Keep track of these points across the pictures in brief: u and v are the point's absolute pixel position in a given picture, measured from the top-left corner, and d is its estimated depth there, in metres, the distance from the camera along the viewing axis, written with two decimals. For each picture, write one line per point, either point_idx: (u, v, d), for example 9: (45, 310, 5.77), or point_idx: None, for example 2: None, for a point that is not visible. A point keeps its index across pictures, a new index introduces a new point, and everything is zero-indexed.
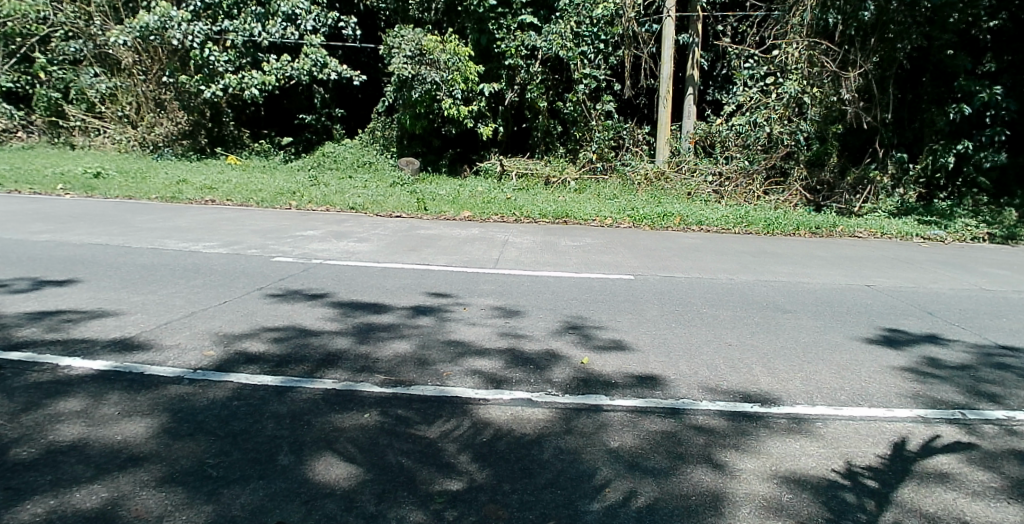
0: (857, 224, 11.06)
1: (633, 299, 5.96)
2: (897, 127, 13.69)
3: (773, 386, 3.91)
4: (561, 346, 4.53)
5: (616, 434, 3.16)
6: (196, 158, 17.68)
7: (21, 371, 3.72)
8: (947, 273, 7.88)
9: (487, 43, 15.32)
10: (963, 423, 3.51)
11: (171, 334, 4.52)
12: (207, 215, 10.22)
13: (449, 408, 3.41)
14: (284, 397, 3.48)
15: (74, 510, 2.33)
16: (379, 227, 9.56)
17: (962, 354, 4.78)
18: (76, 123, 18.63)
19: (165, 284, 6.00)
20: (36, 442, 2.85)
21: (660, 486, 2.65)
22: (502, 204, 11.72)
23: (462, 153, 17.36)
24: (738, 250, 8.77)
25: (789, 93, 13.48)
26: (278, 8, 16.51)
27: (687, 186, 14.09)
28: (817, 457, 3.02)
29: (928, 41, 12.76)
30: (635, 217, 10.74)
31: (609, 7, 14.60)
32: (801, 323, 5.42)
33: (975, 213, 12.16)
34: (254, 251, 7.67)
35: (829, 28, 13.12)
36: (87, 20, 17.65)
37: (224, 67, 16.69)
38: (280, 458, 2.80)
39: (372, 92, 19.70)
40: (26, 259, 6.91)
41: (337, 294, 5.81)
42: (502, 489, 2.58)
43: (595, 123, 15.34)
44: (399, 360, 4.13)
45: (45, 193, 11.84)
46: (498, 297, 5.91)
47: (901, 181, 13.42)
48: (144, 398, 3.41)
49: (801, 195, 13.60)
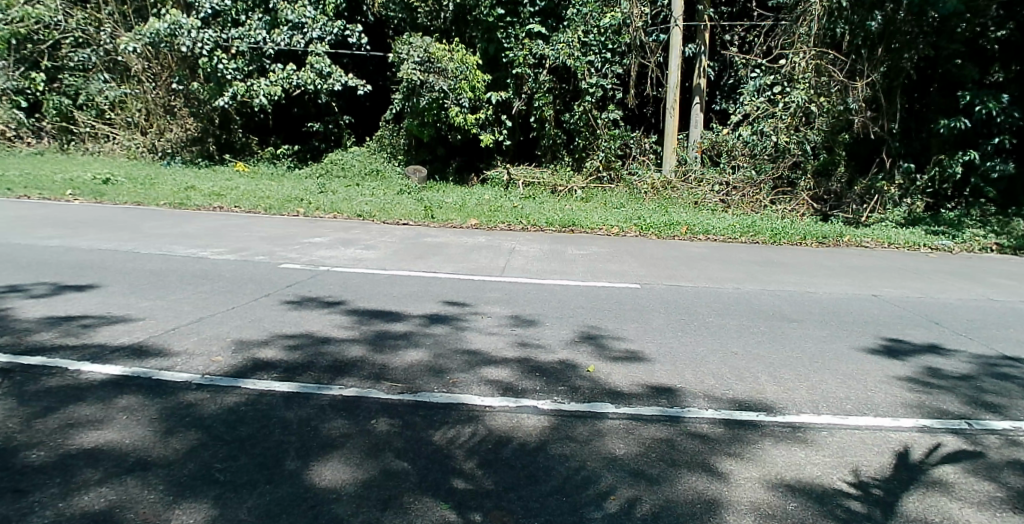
0: (865, 234, 11.04)
1: (639, 308, 5.97)
2: (903, 137, 13.53)
3: (779, 396, 3.92)
4: (570, 356, 4.54)
5: (619, 442, 3.17)
6: (205, 164, 17.85)
7: (32, 376, 3.77)
8: (956, 284, 7.86)
9: (495, 52, 15.60)
10: (968, 433, 3.49)
11: (181, 340, 4.57)
12: (216, 222, 10.31)
13: (455, 415, 3.43)
14: (294, 404, 3.51)
15: (81, 513, 2.35)
16: (387, 235, 9.62)
17: (965, 364, 4.76)
18: (85, 129, 18.84)
19: (174, 290, 6.07)
20: (47, 446, 2.89)
21: (664, 494, 2.66)
22: (509, 212, 11.78)
23: (468, 161, 17.45)
24: (744, 259, 8.78)
25: (795, 102, 13.59)
26: (285, 16, 16.70)
27: (693, 194, 14.17)
28: (823, 466, 3.01)
29: (936, 50, 12.44)
30: (642, 225, 10.78)
31: (615, 16, 14.63)
32: (808, 332, 5.40)
33: (983, 224, 12.02)
34: (262, 258, 7.74)
35: (837, 38, 13.26)
36: (97, 26, 17.97)
37: (233, 74, 16.84)
38: (287, 463, 2.83)
39: (380, 100, 19.89)
40: (35, 263, 7.00)
41: (346, 301, 5.85)
42: (506, 496, 2.59)
43: (601, 132, 15.39)
44: (408, 368, 4.17)
45: (54, 198, 11.98)
46: (506, 305, 5.93)
47: (908, 191, 13.32)
48: (152, 403, 3.44)
49: (808, 204, 13.69)
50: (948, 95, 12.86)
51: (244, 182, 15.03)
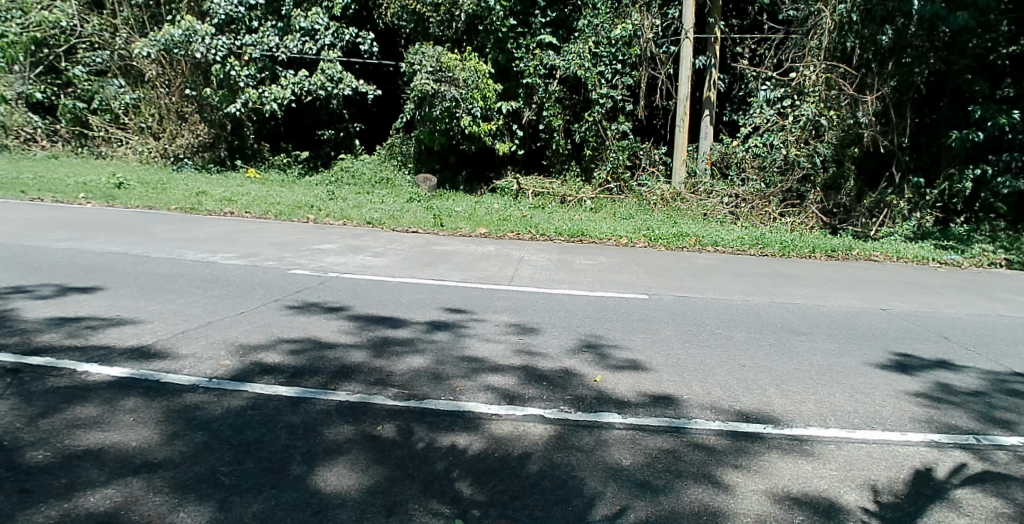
0: (874, 247, 10.98)
1: (648, 319, 5.98)
2: (913, 151, 13.46)
3: (786, 409, 3.91)
4: (575, 364, 4.55)
5: (625, 452, 3.18)
6: (217, 170, 18.08)
7: (40, 376, 3.83)
8: (965, 298, 7.82)
9: (506, 62, 15.70)
10: (977, 449, 3.48)
11: (188, 343, 4.62)
12: (226, 226, 10.41)
13: (461, 422, 3.45)
14: (299, 409, 3.54)
15: (85, 514, 2.38)
16: (396, 243, 9.66)
17: (976, 380, 4.73)
18: (99, 133, 19.04)
19: (182, 293, 6.13)
20: (52, 447, 2.93)
21: (669, 505, 2.66)
22: (519, 221, 11.82)
23: (478, 170, 17.57)
24: (753, 271, 8.78)
25: (806, 116, 13.51)
26: (298, 24, 16.96)
27: (703, 207, 14.10)
28: (829, 480, 3.00)
29: (946, 65, 12.48)
30: (650, 236, 10.79)
31: (627, 27, 14.73)
32: (816, 346, 5.39)
33: (993, 239, 11.87)
34: (271, 263, 7.80)
35: (847, 52, 13.29)
36: (113, 32, 18.28)
37: (246, 81, 17.10)
38: (293, 467, 2.85)
39: (389, 107, 20.16)
40: (47, 265, 7.11)
41: (352, 308, 5.89)
42: (512, 505, 2.61)
43: (610, 143, 15.45)
44: (413, 374, 4.18)
45: (68, 201, 12.13)
46: (513, 313, 5.95)
47: (918, 205, 13.23)
48: (157, 405, 3.48)
49: (817, 217, 13.57)
50: (959, 110, 12.85)
51: (256, 188, 15.17)
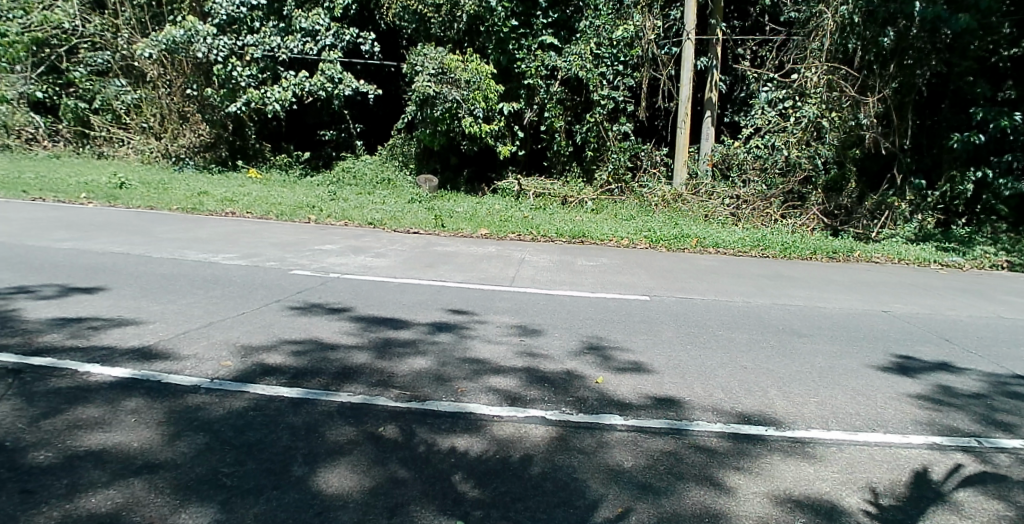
0: (875, 249, 10.97)
1: (649, 320, 5.98)
2: (915, 153, 13.47)
3: (788, 411, 3.91)
4: (576, 366, 4.56)
5: (627, 454, 3.19)
6: (218, 170, 18.10)
7: (42, 376, 3.84)
8: (966, 300, 7.82)
9: (508, 63, 15.71)
10: (978, 451, 3.48)
11: (190, 344, 4.63)
12: (228, 227, 10.42)
13: (463, 424, 3.46)
14: (301, 410, 3.54)
15: (88, 514, 2.39)
16: (398, 244, 9.67)
17: (978, 383, 4.73)
18: (100, 133, 19.03)
19: (184, 294, 6.14)
20: (55, 447, 2.94)
21: (671, 507, 2.67)
22: (520, 222, 11.82)
23: (479, 171, 17.58)
24: (754, 273, 8.79)
25: (807, 117, 13.54)
26: (299, 25, 17.01)
27: (704, 208, 14.10)
28: (830, 483, 3.01)
29: (948, 67, 12.46)
30: (652, 237, 10.80)
31: (628, 29, 14.72)
32: (818, 348, 5.39)
33: (994, 241, 11.87)
34: (273, 264, 7.81)
35: (849, 54, 13.27)
36: (115, 32, 18.28)
37: (247, 81, 17.12)
38: (294, 469, 2.86)
39: (391, 107, 20.19)
40: (49, 265, 7.12)
41: (354, 309, 5.90)
42: (514, 506, 2.62)
43: (612, 144, 15.43)
44: (415, 376, 4.19)
45: (69, 201, 12.14)
46: (515, 315, 5.96)
47: (919, 207, 13.25)
48: (159, 406, 3.49)
49: (818, 219, 13.56)
50: (960, 112, 12.85)
51: (257, 188, 15.18)
